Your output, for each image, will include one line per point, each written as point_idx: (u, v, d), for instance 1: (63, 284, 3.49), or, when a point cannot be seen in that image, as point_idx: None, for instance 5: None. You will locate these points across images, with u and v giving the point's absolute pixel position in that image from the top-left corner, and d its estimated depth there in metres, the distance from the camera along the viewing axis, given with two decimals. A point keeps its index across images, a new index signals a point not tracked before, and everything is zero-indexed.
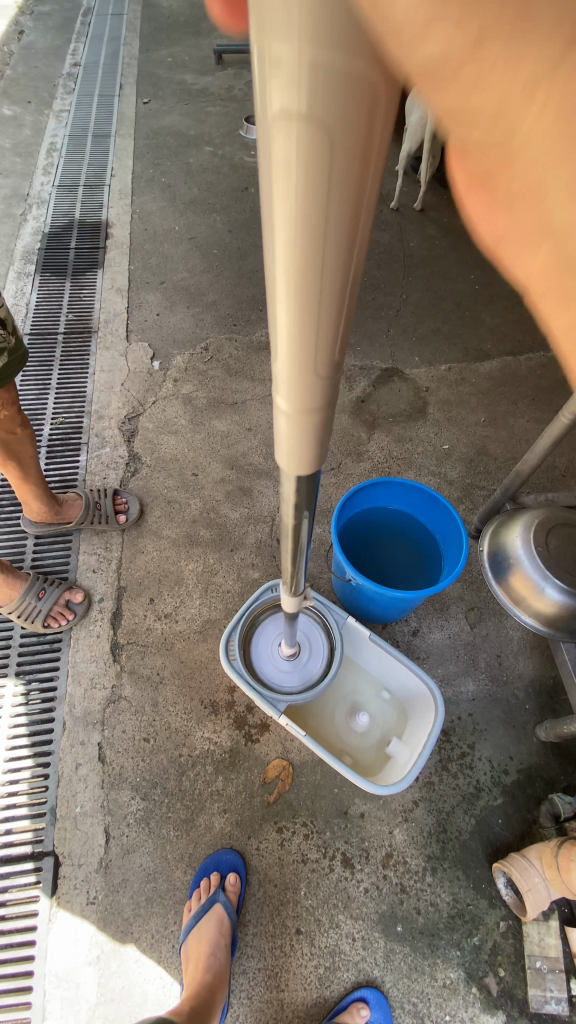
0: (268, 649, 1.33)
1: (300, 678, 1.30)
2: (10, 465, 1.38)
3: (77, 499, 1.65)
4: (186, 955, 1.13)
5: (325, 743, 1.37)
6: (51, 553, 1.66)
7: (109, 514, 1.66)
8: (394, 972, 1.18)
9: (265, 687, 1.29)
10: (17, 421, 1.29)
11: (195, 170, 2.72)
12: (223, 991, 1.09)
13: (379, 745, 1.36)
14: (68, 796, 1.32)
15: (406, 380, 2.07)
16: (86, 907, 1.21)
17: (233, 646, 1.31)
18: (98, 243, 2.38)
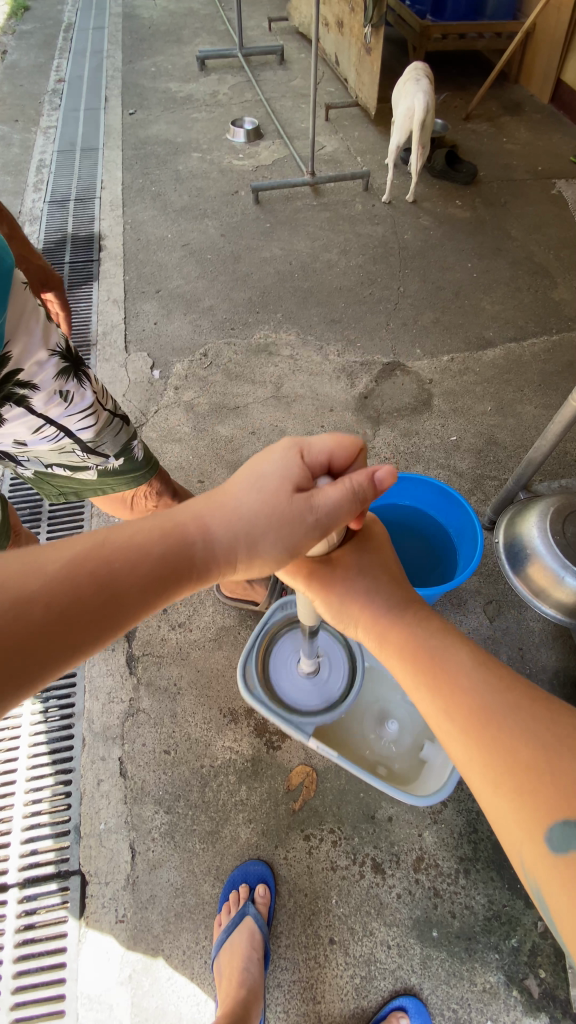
0: (288, 672, 1.29)
1: (322, 699, 1.27)
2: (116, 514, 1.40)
3: None
4: (219, 972, 1.10)
5: (359, 760, 1.30)
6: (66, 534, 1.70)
7: None
8: (432, 978, 1.15)
9: (290, 713, 1.24)
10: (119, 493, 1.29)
11: (185, 178, 2.72)
12: (258, 1007, 1.07)
13: (412, 752, 1.32)
14: (92, 813, 1.31)
15: (409, 374, 2.04)
16: (116, 924, 1.20)
17: (251, 673, 1.27)
18: (92, 256, 2.38)
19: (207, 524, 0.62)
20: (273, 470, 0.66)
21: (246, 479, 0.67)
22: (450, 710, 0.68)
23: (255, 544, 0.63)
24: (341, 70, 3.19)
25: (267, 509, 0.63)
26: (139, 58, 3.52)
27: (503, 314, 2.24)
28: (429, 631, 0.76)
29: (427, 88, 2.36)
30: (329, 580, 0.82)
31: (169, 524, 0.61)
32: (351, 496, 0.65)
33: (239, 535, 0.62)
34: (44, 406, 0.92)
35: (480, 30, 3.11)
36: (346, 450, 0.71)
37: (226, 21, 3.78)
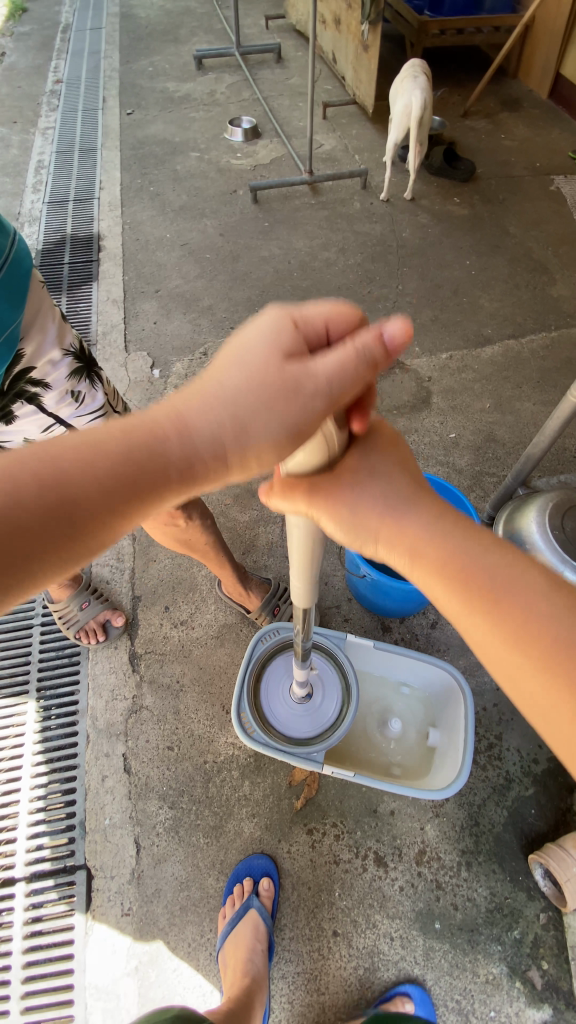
0: (284, 701, 1.27)
1: (316, 725, 1.25)
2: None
3: None
4: (224, 963, 1.12)
5: (368, 766, 1.32)
6: None
7: None
8: (435, 969, 1.16)
9: (297, 742, 1.23)
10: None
11: (183, 178, 2.73)
12: (263, 997, 1.08)
13: (419, 744, 1.34)
14: (96, 809, 1.32)
15: (408, 372, 2.05)
16: (122, 918, 1.21)
17: (247, 717, 1.24)
18: (91, 257, 2.39)
19: (179, 416, 0.51)
20: (256, 339, 0.52)
21: (227, 353, 0.52)
22: (503, 634, 0.61)
23: (244, 434, 0.50)
24: (339, 68, 3.19)
25: (251, 381, 0.50)
26: (136, 58, 3.52)
27: (501, 311, 2.24)
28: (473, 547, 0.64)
29: (424, 85, 2.37)
30: (347, 497, 0.64)
31: (133, 428, 0.51)
32: (357, 362, 0.51)
33: (221, 423, 0.49)
34: (58, 406, 0.94)
35: (477, 27, 3.10)
36: (348, 316, 0.55)
37: (223, 19, 3.79)
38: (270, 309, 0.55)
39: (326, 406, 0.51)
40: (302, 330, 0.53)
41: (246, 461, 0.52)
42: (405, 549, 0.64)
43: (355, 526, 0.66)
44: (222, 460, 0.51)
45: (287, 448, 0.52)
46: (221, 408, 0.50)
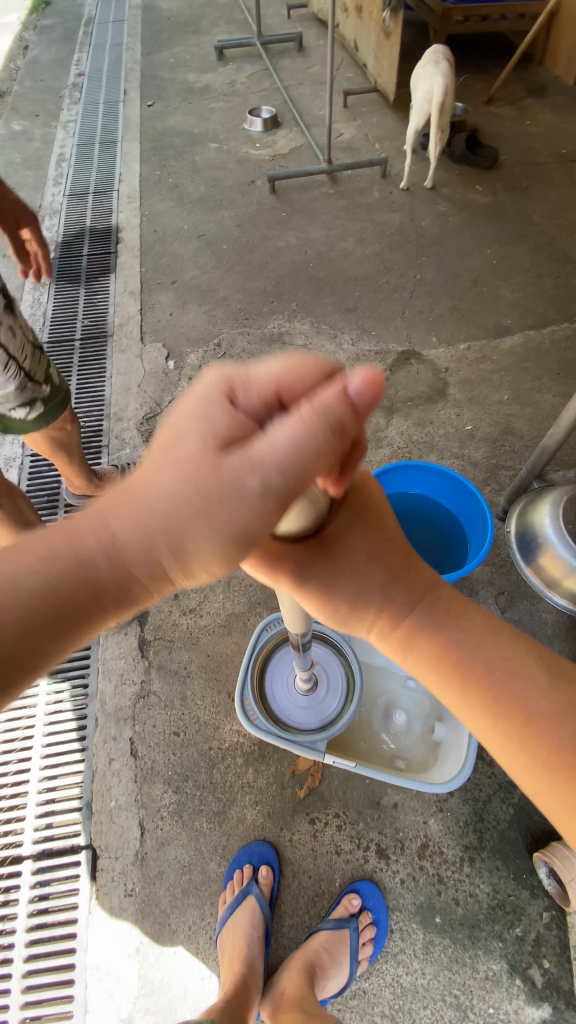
0: (287, 690, 1.27)
1: (318, 717, 1.25)
2: (59, 454, 1.46)
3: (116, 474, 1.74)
4: (222, 947, 1.14)
5: (371, 757, 1.31)
6: None
7: None
8: (434, 964, 1.15)
9: (299, 731, 1.24)
10: (69, 421, 1.38)
11: (201, 169, 2.74)
12: (258, 987, 1.10)
13: (423, 738, 1.33)
14: (103, 790, 1.35)
15: (424, 362, 2.02)
16: (124, 899, 1.23)
17: (250, 703, 1.25)
18: (109, 248, 2.41)
19: (108, 530, 0.46)
20: (189, 423, 0.45)
21: (159, 445, 0.47)
22: (462, 684, 0.60)
23: (183, 546, 0.45)
24: (361, 56, 3.14)
25: (184, 489, 0.44)
26: (158, 50, 3.53)
27: (522, 301, 2.19)
28: (449, 622, 0.62)
29: (446, 71, 2.31)
30: (327, 576, 0.61)
31: (63, 543, 0.47)
32: (315, 427, 0.42)
33: (155, 537, 0.45)
34: (6, 339, 1.07)
35: (503, 11, 3.03)
36: (307, 372, 0.47)
37: (245, 10, 3.77)
38: (209, 372, 0.49)
39: (276, 503, 0.45)
40: (241, 405, 0.47)
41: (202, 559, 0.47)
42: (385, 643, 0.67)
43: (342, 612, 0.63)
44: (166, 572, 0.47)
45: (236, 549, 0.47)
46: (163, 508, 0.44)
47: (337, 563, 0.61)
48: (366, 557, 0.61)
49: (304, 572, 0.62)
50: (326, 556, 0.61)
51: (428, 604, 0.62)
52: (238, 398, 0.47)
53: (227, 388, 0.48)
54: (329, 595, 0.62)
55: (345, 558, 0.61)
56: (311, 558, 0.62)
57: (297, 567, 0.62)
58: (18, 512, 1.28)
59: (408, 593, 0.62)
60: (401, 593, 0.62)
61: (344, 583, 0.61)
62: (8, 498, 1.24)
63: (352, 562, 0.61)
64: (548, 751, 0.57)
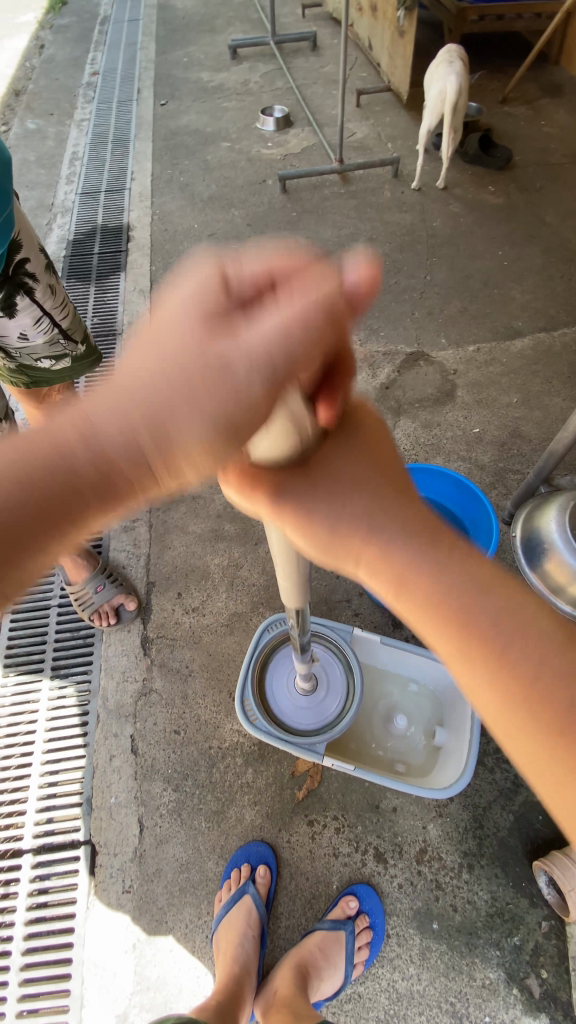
0: (287, 691, 1.27)
1: (318, 719, 1.25)
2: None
3: None
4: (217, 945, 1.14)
5: (372, 762, 1.31)
6: None
7: None
8: (430, 970, 1.14)
9: (298, 733, 1.23)
10: (72, 402, 1.37)
11: (213, 168, 2.74)
12: (250, 988, 1.11)
13: (423, 743, 1.32)
14: (103, 787, 1.35)
15: (432, 364, 2.01)
16: (122, 895, 1.24)
17: (250, 703, 1.25)
18: (119, 246, 2.42)
19: (88, 424, 0.44)
20: (175, 317, 0.45)
21: (146, 329, 0.47)
22: (482, 663, 0.55)
23: (163, 431, 0.44)
24: (375, 55, 3.13)
25: (170, 367, 0.43)
26: (172, 49, 3.54)
27: (533, 303, 2.17)
28: (462, 573, 0.55)
29: (460, 71, 2.30)
30: (304, 494, 0.57)
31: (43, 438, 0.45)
32: (313, 307, 0.44)
33: (135, 417, 0.43)
34: (42, 297, 1.08)
35: (518, 11, 3.01)
36: (292, 265, 0.49)
37: (260, 9, 3.77)
38: (204, 260, 0.50)
39: (266, 385, 0.44)
40: (234, 292, 0.47)
41: (184, 451, 0.45)
42: (376, 567, 0.57)
43: (324, 535, 0.57)
44: (145, 460, 0.45)
45: (223, 443, 0.46)
46: (148, 387, 0.43)
47: (320, 480, 0.57)
48: (353, 497, 0.56)
49: (282, 493, 0.58)
50: (304, 478, 0.57)
51: (429, 542, 0.56)
52: (230, 280, 0.48)
53: (222, 274, 0.48)
54: (312, 522, 0.57)
55: (333, 474, 0.57)
56: (289, 483, 0.57)
57: (275, 490, 0.58)
58: None
59: (406, 518, 0.56)
60: (398, 515, 0.56)
61: (330, 516, 0.56)
62: None
63: (341, 485, 0.56)
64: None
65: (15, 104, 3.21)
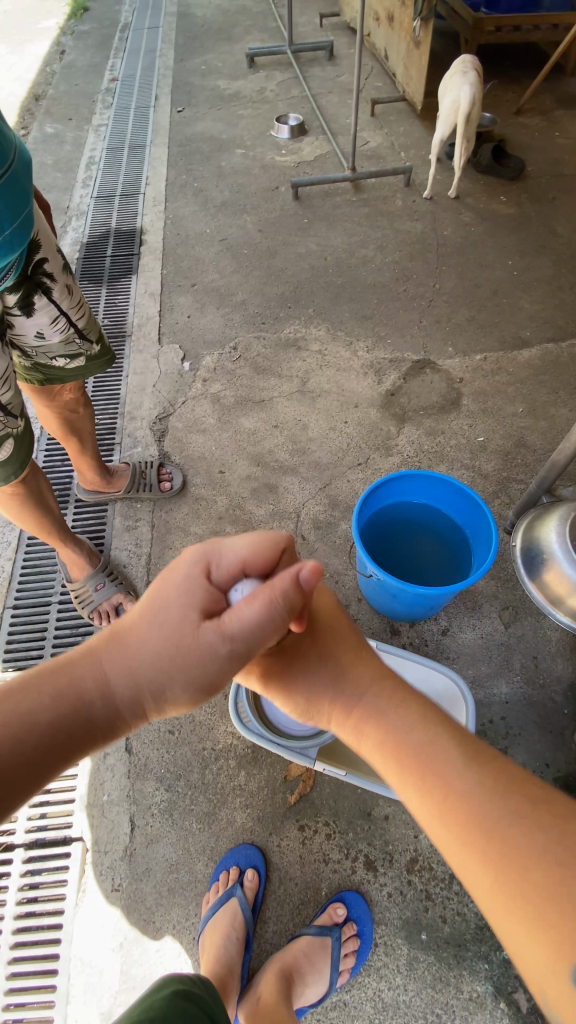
0: None
1: (310, 724, 1.26)
2: (71, 437, 1.49)
3: (125, 471, 1.75)
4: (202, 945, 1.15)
5: None
6: (90, 517, 1.76)
7: (153, 484, 1.75)
8: (417, 981, 1.13)
9: (290, 737, 1.24)
10: (82, 400, 1.40)
11: (227, 174, 2.77)
12: (235, 987, 1.10)
13: None
14: (96, 784, 1.36)
15: (439, 372, 2.01)
16: (111, 893, 1.24)
17: (243, 706, 1.26)
18: (132, 250, 2.45)
19: (104, 671, 0.57)
20: (174, 596, 0.62)
21: (151, 601, 0.62)
22: (428, 793, 0.62)
23: (162, 690, 0.59)
24: (390, 65, 3.15)
25: (169, 643, 0.59)
26: (190, 56, 3.58)
27: (542, 314, 2.17)
28: (400, 715, 0.69)
29: (474, 81, 2.30)
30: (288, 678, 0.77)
31: (63, 682, 0.55)
32: (274, 608, 0.60)
33: (142, 680, 0.58)
34: (59, 297, 1.09)
35: (535, 23, 3.02)
36: (262, 551, 0.68)
37: (278, 18, 3.81)
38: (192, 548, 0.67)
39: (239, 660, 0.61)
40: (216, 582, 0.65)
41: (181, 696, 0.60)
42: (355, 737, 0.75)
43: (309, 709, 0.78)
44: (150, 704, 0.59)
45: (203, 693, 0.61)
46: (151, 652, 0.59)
47: (296, 671, 0.76)
48: (331, 693, 0.75)
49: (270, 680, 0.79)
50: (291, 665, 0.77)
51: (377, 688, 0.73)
52: (213, 572, 0.66)
53: (206, 566, 0.66)
54: (299, 697, 0.77)
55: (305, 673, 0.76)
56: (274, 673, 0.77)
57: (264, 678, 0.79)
58: (38, 491, 1.28)
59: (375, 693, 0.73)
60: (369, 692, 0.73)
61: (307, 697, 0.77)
62: (33, 475, 1.25)
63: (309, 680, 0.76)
64: (534, 895, 0.52)
65: (35, 109, 3.26)
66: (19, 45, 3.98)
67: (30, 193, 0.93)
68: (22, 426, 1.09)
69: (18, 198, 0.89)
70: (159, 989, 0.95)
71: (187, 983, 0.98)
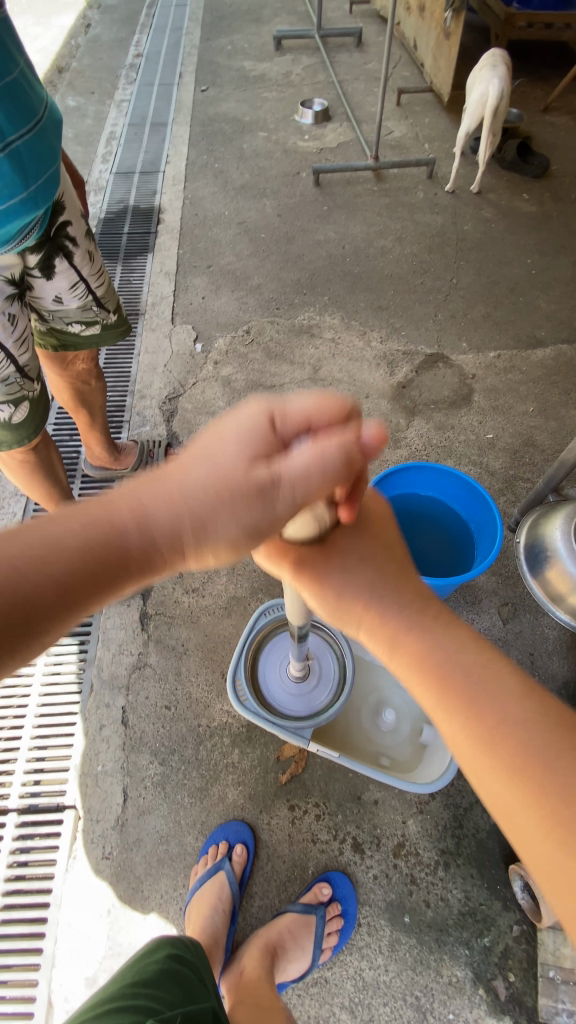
0: (279, 672, 1.29)
1: (306, 704, 1.26)
2: (81, 410, 1.48)
3: (132, 447, 1.75)
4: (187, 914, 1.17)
5: (358, 752, 1.31)
6: (95, 492, 1.77)
7: (160, 462, 1.76)
8: (398, 962, 1.15)
9: (286, 716, 1.24)
10: (94, 373, 1.39)
11: (248, 156, 2.75)
12: (219, 957, 1.13)
13: (410, 739, 1.32)
14: (91, 754, 1.38)
15: (451, 367, 2.00)
16: (101, 860, 1.26)
17: (241, 684, 1.26)
18: (149, 228, 2.44)
19: (142, 505, 0.53)
20: (228, 442, 0.55)
21: (196, 450, 0.56)
22: (471, 723, 0.59)
23: (203, 529, 0.53)
24: (419, 54, 3.11)
25: (217, 487, 0.53)
26: (217, 36, 3.54)
27: (558, 314, 2.15)
28: (443, 630, 0.65)
29: (504, 75, 2.27)
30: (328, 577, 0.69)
31: (98, 514, 0.52)
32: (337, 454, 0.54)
33: (183, 521, 0.53)
34: (80, 261, 1.08)
35: (568, 19, 2.97)
36: (330, 411, 0.60)
37: (307, 2, 3.76)
38: (251, 400, 0.59)
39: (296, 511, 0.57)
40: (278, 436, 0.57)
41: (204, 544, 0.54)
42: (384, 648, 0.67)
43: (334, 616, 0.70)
44: (178, 554, 0.54)
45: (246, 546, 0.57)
46: (194, 496, 0.53)
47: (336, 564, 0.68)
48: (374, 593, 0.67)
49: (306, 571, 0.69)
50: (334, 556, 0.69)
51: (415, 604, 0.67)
52: (277, 428, 0.58)
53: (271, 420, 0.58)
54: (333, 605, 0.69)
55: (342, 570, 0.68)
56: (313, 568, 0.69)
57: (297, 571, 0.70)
58: (47, 463, 1.29)
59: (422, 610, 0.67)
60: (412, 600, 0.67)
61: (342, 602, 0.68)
62: (43, 446, 1.25)
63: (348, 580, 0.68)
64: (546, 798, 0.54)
65: (58, 81, 3.23)
66: (45, 15, 3.94)
67: (57, 151, 0.93)
68: (39, 389, 1.09)
69: (44, 156, 0.89)
70: (156, 956, 0.95)
71: (180, 947, 0.99)
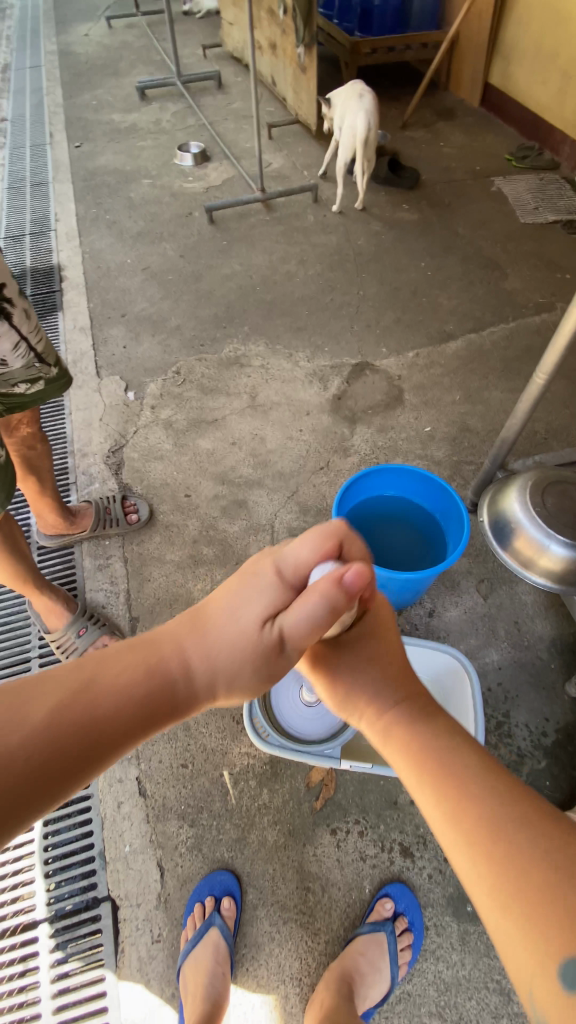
0: (292, 700, 1.29)
1: (325, 726, 1.27)
2: (29, 476, 1.42)
3: (88, 508, 1.69)
4: (185, 987, 1.10)
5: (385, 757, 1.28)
6: (56, 563, 1.69)
7: (120, 517, 1.71)
8: (472, 953, 1.16)
9: (311, 742, 1.24)
10: (39, 436, 1.35)
11: (138, 204, 2.79)
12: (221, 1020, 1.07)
13: None
14: (115, 837, 1.29)
15: (378, 372, 2.11)
16: (153, 945, 1.19)
17: (261, 722, 1.24)
18: (53, 287, 2.40)
19: (186, 655, 0.61)
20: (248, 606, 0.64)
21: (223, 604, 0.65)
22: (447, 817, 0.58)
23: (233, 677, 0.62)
24: (279, 90, 3.30)
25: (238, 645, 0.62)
26: (79, 92, 3.58)
27: (461, 308, 2.33)
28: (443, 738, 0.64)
29: (366, 98, 2.46)
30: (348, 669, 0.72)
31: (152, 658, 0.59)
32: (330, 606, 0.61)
33: (218, 672, 0.61)
34: (20, 322, 1.06)
35: (407, 43, 3.26)
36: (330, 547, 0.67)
37: (161, 52, 3.88)
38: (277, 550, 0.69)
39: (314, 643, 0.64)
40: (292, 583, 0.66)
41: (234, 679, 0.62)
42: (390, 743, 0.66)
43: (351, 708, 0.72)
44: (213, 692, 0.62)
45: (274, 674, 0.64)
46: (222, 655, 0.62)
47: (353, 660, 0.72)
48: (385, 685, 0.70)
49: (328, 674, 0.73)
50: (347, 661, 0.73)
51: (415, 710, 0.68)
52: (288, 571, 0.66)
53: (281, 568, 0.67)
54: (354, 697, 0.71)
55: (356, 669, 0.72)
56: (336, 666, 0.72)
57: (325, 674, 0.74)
58: (9, 534, 1.22)
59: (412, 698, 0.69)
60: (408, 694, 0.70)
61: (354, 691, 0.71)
62: (5, 520, 1.19)
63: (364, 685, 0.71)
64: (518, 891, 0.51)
65: None
66: None
67: None
68: (4, 454, 1.04)
69: None
70: None
71: None
